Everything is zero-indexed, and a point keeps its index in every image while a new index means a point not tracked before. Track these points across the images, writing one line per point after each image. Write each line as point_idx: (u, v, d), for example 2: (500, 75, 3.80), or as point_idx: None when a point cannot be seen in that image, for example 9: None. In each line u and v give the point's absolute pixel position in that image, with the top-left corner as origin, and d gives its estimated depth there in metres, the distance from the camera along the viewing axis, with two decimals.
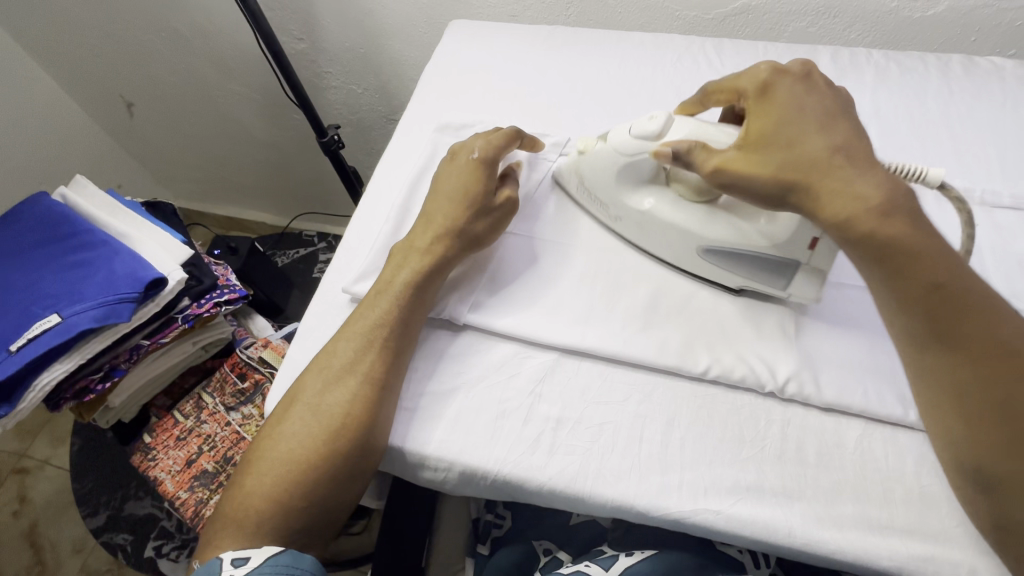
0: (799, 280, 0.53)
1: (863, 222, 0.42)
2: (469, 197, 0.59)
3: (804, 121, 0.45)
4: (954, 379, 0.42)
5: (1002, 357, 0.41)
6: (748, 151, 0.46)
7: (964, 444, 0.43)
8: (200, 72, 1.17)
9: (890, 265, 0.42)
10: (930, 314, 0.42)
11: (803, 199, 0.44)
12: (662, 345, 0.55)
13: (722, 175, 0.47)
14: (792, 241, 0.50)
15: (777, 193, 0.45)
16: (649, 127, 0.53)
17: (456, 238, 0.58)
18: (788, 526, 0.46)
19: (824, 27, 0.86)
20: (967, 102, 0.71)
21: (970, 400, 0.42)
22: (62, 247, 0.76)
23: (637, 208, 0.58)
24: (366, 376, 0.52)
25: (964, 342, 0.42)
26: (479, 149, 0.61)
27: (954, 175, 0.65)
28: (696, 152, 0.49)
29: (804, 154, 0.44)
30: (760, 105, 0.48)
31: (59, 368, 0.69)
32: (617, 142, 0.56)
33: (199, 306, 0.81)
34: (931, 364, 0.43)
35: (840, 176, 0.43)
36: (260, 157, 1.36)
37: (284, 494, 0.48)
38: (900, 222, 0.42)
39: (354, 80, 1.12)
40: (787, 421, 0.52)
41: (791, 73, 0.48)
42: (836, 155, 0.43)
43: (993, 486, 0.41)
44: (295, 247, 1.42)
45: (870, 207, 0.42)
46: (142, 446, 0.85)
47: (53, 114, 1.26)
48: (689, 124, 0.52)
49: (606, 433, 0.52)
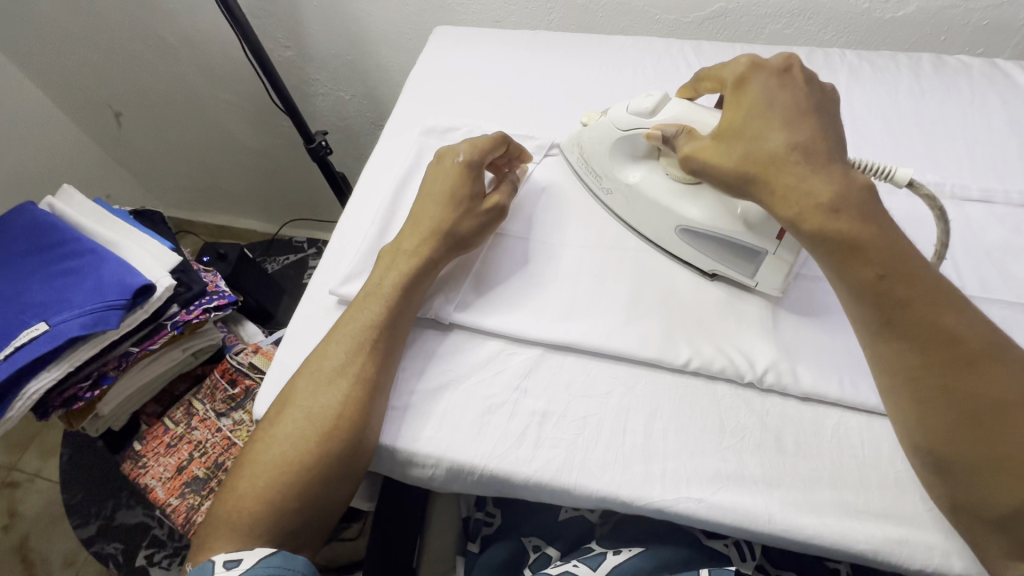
0: (767, 268, 0.55)
1: (811, 219, 0.44)
2: (455, 198, 0.60)
3: (771, 117, 0.47)
4: (904, 365, 0.44)
5: (951, 344, 0.42)
6: (718, 145, 0.49)
7: (918, 432, 0.44)
8: (188, 80, 1.18)
9: (842, 257, 0.44)
10: (879, 305, 0.44)
11: (759, 190, 0.47)
12: (644, 340, 0.56)
13: (692, 163, 0.51)
14: (763, 228, 0.53)
15: (738, 182, 0.48)
16: (644, 104, 0.56)
17: (440, 239, 0.59)
18: (767, 512, 0.47)
19: (800, 29, 0.88)
20: (938, 100, 0.73)
21: (920, 386, 0.43)
22: (48, 256, 0.76)
23: (626, 181, 0.61)
24: (356, 376, 0.53)
25: (913, 329, 0.43)
26: (464, 154, 0.61)
27: (925, 170, 0.67)
28: (681, 138, 0.53)
29: (764, 148, 0.46)
30: (733, 98, 0.50)
31: (48, 375, 0.69)
32: (614, 118, 0.59)
33: (189, 312, 0.81)
34: (883, 352, 0.45)
35: (795, 171, 0.45)
36: (248, 164, 1.37)
37: (277, 495, 0.49)
38: (850, 218, 0.44)
39: (341, 86, 1.13)
40: (767, 411, 0.53)
41: (768, 68, 0.49)
42: (794, 152, 0.45)
43: (946, 469, 0.43)
44: (286, 254, 1.41)
45: (819, 203, 0.44)
46: (133, 453, 0.85)
47: (40, 124, 1.26)
48: (681, 106, 0.55)
49: (590, 426, 0.53)
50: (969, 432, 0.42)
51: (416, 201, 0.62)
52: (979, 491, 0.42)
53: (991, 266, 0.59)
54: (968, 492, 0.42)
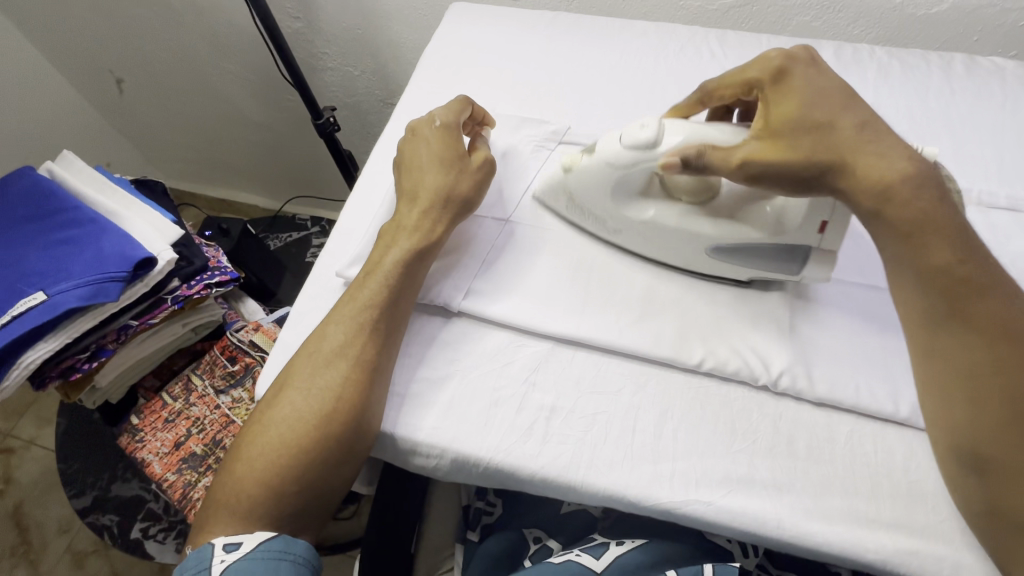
0: (813, 265, 0.53)
1: (899, 194, 0.42)
2: (448, 161, 0.58)
3: (830, 101, 0.45)
4: (965, 356, 0.43)
5: (1010, 338, 0.42)
6: (775, 138, 0.46)
7: (964, 429, 0.43)
8: (192, 48, 1.14)
9: (918, 240, 0.42)
10: (950, 291, 0.42)
11: (839, 175, 0.44)
12: (657, 338, 0.55)
13: (750, 167, 0.46)
14: (802, 227, 0.50)
15: (811, 174, 0.45)
16: (642, 134, 0.51)
17: (447, 205, 0.57)
18: (777, 517, 0.47)
19: (829, 22, 0.85)
20: (968, 102, 0.71)
21: (977, 380, 0.42)
22: (47, 224, 0.74)
23: (639, 218, 0.56)
24: (357, 359, 0.51)
25: (976, 320, 0.42)
26: (441, 118, 0.60)
27: (951, 175, 0.65)
28: (708, 155, 0.48)
29: (835, 134, 0.44)
30: (776, 92, 0.47)
31: (45, 346, 0.67)
32: (608, 154, 0.53)
33: (189, 288, 0.80)
34: (943, 342, 0.43)
35: (872, 151, 0.43)
36: (252, 138, 1.34)
37: (275, 478, 0.48)
38: (929, 198, 0.42)
39: (350, 61, 1.10)
40: (780, 415, 0.52)
41: (800, 58, 0.48)
42: (865, 131, 0.44)
43: (988, 468, 0.42)
44: (289, 231, 1.40)
45: (904, 178, 0.42)
46: (130, 427, 0.84)
47: (39, 86, 1.22)
48: (685, 127, 0.51)
49: (599, 423, 0.52)
50: (1017, 434, 0.41)
51: (405, 176, 0.60)
52: (1019, 495, 0.41)
53: (1015, 276, 0.58)
54: (998, 494, 0.42)
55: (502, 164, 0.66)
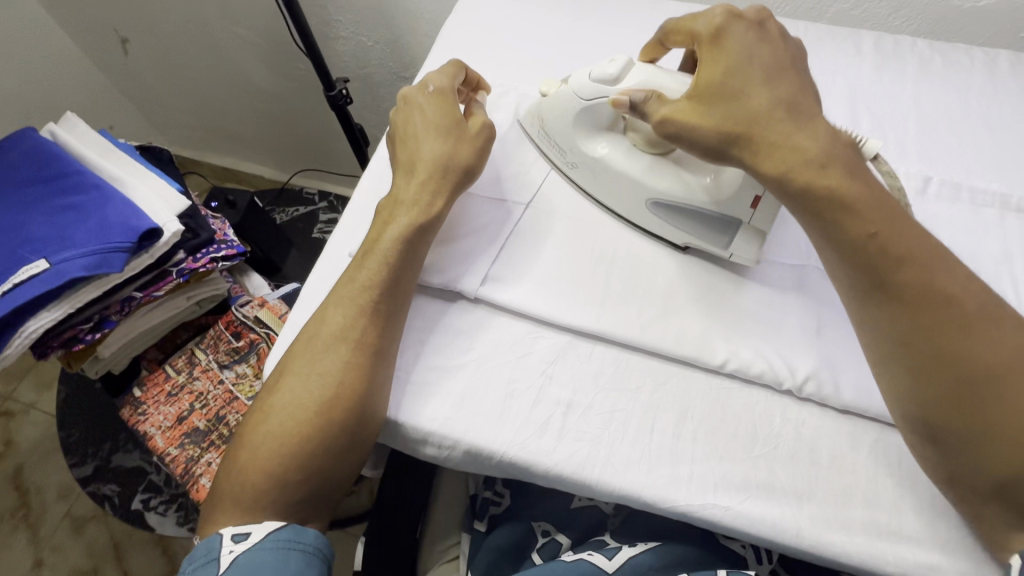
0: (741, 239, 0.53)
1: (804, 173, 0.43)
2: (442, 127, 0.56)
3: (752, 72, 0.46)
4: (897, 329, 0.43)
5: (946, 304, 0.42)
6: (696, 103, 0.47)
7: (911, 401, 0.43)
8: (200, 9, 1.10)
9: (832, 217, 0.43)
10: (869, 268, 0.43)
11: (745, 150, 0.45)
12: (679, 335, 0.53)
13: (668, 125, 0.47)
14: (734, 198, 0.51)
15: (718, 146, 0.46)
16: (608, 70, 0.53)
17: (447, 173, 0.55)
18: (796, 526, 0.46)
19: (869, 11, 0.81)
20: (1012, 103, 0.68)
21: (911, 351, 0.42)
22: (49, 189, 0.72)
23: (592, 154, 0.58)
24: (356, 343, 0.50)
25: (905, 290, 0.42)
26: (434, 83, 0.58)
27: (991, 179, 0.63)
28: (650, 102, 0.49)
29: (748, 107, 0.45)
30: (712, 50, 0.47)
31: (48, 315, 0.66)
32: (576, 86, 0.55)
33: (195, 261, 0.78)
34: (872, 316, 0.44)
35: (780, 128, 0.44)
36: (260, 106, 1.30)
37: (280, 466, 0.47)
38: (838, 173, 0.43)
39: (364, 31, 1.06)
40: (802, 421, 0.50)
41: (744, 19, 0.48)
42: (777, 109, 0.45)
43: (937, 434, 0.42)
44: (296, 205, 1.37)
45: (808, 158, 0.43)
46: (133, 399, 0.83)
47: (41, 43, 1.18)
48: (646, 70, 0.52)
49: (617, 421, 0.51)
50: (964, 401, 0.41)
51: (398, 146, 0.57)
52: (972, 461, 0.41)
53: None
54: (961, 461, 0.42)
55: (500, 145, 0.64)
